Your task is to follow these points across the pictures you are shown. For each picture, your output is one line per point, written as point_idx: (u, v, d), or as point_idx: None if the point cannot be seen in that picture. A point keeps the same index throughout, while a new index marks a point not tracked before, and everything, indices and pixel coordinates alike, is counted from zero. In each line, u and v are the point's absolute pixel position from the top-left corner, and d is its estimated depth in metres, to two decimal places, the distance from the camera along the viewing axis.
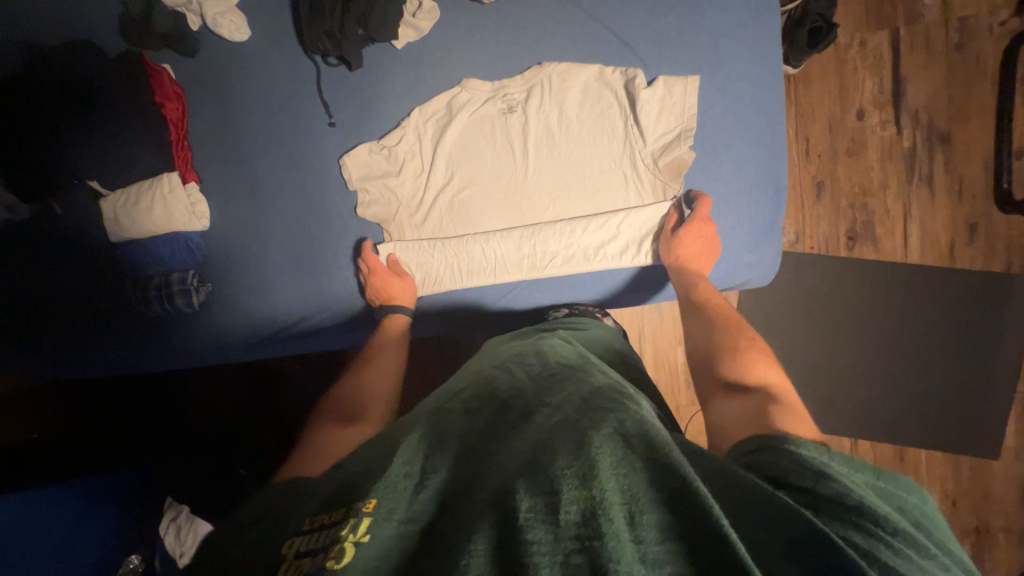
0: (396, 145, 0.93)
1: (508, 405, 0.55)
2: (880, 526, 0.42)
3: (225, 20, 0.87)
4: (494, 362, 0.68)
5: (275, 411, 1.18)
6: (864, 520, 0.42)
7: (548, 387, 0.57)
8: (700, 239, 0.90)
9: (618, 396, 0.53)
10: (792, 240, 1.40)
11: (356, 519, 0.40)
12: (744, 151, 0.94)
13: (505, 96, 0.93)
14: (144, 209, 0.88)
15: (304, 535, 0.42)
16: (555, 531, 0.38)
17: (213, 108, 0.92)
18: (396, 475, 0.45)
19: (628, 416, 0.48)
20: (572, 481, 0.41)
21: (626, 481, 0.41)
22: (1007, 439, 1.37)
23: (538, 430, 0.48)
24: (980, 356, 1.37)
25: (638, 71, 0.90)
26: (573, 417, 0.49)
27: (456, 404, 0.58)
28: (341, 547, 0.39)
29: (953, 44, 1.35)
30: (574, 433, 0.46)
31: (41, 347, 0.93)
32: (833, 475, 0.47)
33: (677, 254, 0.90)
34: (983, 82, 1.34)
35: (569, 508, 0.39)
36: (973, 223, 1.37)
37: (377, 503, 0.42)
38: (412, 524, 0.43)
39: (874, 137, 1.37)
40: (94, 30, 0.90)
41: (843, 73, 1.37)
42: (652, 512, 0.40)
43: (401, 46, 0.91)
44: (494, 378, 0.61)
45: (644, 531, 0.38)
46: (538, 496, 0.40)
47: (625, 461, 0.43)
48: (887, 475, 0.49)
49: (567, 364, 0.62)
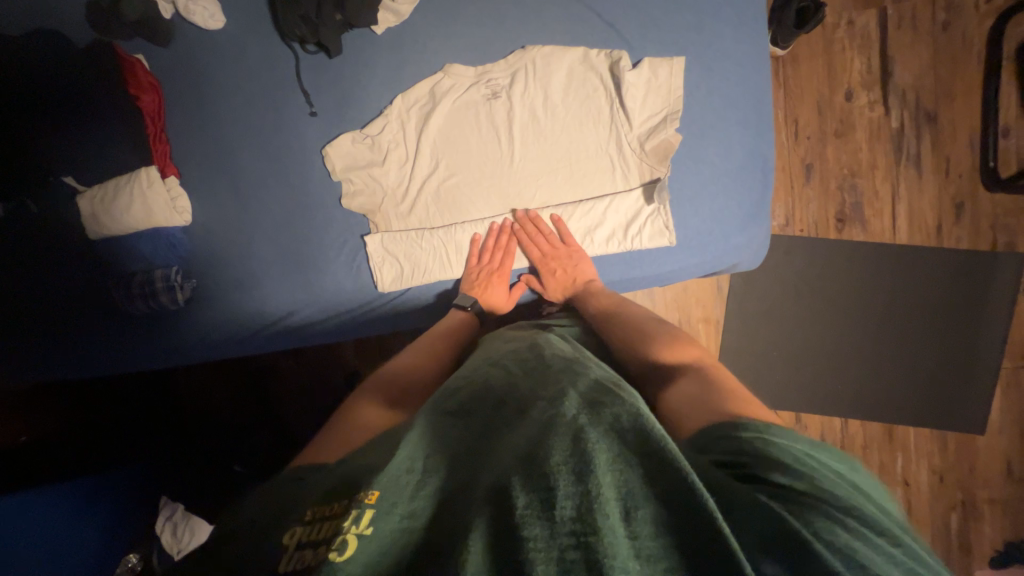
0: (379, 134, 0.91)
1: (506, 402, 0.54)
2: (833, 504, 0.43)
3: (197, 7, 0.85)
4: (492, 358, 0.67)
5: (268, 407, 1.19)
6: (819, 501, 0.43)
7: (545, 381, 0.55)
8: (559, 269, 0.93)
9: (615, 389, 0.52)
10: (782, 223, 1.40)
11: (357, 511, 0.40)
12: (730, 133, 0.93)
13: (489, 82, 0.91)
14: (123, 205, 0.86)
15: (306, 526, 0.41)
16: (552, 528, 0.38)
17: (190, 99, 0.90)
18: (396, 470, 0.44)
19: (624, 410, 0.47)
20: (569, 476, 0.40)
21: (621, 476, 0.41)
22: (992, 414, 1.40)
23: (535, 424, 0.47)
24: (966, 334, 1.39)
25: (623, 53, 0.89)
26: (569, 410, 0.47)
27: (451, 402, 0.57)
28: (344, 539, 0.38)
29: (939, 23, 1.34)
30: (571, 427, 0.45)
31: (27, 347, 0.91)
32: (808, 471, 0.47)
33: (547, 285, 0.94)
34: (969, 60, 1.34)
35: (565, 503, 0.39)
36: (960, 202, 1.38)
37: (379, 494, 0.41)
38: (411, 523, 0.41)
39: (862, 118, 1.37)
40: (62, 20, 0.87)
41: (831, 54, 1.36)
42: (646, 507, 0.40)
43: (381, 31, 0.89)
44: (490, 376, 0.60)
45: (639, 526, 0.39)
46: (535, 492, 0.40)
47: (621, 456, 0.43)
48: (822, 449, 0.51)
49: (563, 358, 0.61)
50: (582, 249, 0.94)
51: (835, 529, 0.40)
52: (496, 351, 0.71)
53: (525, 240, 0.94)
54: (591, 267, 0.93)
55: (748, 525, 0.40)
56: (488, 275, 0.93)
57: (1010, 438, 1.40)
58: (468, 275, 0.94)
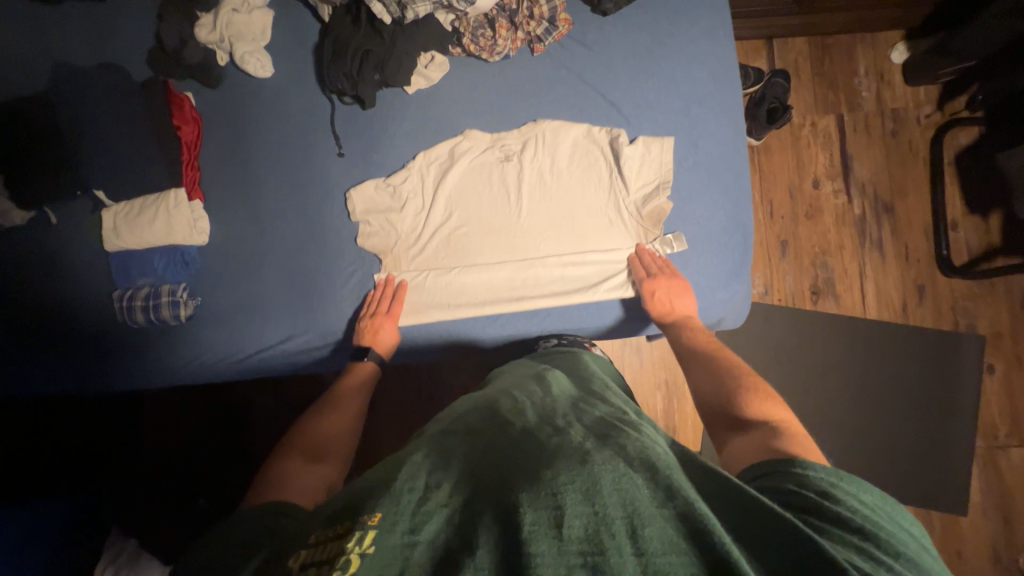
0: (401, 184, 0.99)
1: (512, 424, 0.57)
2: (880, 548, 0.46)
3: (253, 58, 0.95)
4: (501, 387, 0.70)
5: (240, 444, 1.15)
6: (869, 546, 0.46)
7: (552, 412, 0.60)
8: (662, 293, 0.97)
9: (623, 426, 0.56)
10: (761, 292, 1.50)
11: (362, 532, 0.41)
12: (715, 201, 1.03)
13: (503, 146, 1.02)
14: (145, 221, 0.91)
15: (312, 548, 0.43)
16: (560, 545, 0.40)
17: (226, 135, 0.99)
18: (400, 489, 0.46)
19: (630, 443, 0.51)
20: (575, 495, 0.43)
21: (626, 495, 0.44)
22: (973, 494, 1.41)
23: (544, 449, 0.51)
24: (940, 409, 1.44)
25: (622, 130, 1.02)
26: (576, 438, 0.52)
27: (457, 424, 0.60)
28: (347, 559, 0.39)
29: (889, 130, 1.56)
30: (576, 453, 0.49)
31: (33, 360, 0.93)
32: (836, 500, 0.50)
33: (655, 307, 0.97)
34: (916, 163, 1.54)
35: (573, 523, 0.41)
36: (920, 284, 1.51)
37: (381, 515, 0.43)
38: (414, 538, 0.42)
39: (828, 204, 1.53)
40: (126, 58, 0.97)
41: (798, 148, 1.56)
42: (654, 524, 0.41)
43: (412, 92, 1.01)
44: (499, 401, 0.64)
45: (647, 543, 0.40)
46: (542, 510, 0.42)
47: (627, 477, 0.46)
48: (890, 501, 0.53)
49: (571, 395, 0.66)
50: (686, 286, 0.98)
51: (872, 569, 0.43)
52: (509, 378, 0.74)
53: (638, 265, 1.00)
54: (689, 304, 0.98)
55: (767, 558, 0.42)
56: (377, 316, 0.94)
57: (993, 520, 1.40)
58: (359, 321, 0.95)
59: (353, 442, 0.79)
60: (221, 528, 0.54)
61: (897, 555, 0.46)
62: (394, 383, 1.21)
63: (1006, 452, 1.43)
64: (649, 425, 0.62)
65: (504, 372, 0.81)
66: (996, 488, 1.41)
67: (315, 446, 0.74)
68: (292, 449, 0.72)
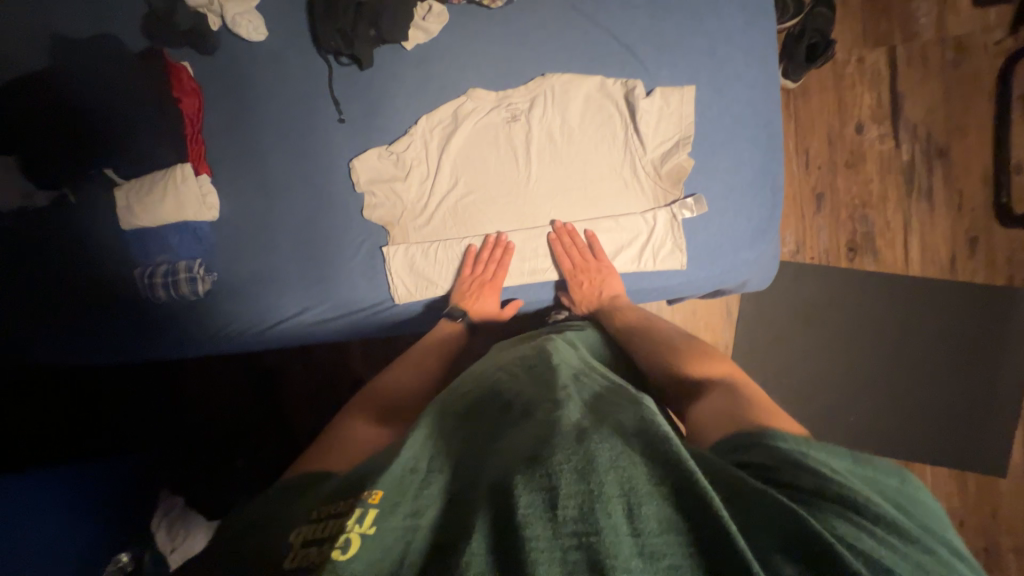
0: (404, 151, 0.95)
1: (511, 404, 0.56)
2: (864, 514, 0.44)
3: (244, 20, 0.92)
4: (503, 361, 0.69)
5: (270, 406, 1.21)
6: (852, 513, 0.44)
7: (551, 385, 0.58)
8: (589, 281, 0.94)
9: (623, 399, 0.54)
10: (792, 250, 1.41)
11: (361, 510, 0.43)
12: (740, 152, 0.95)
13: (509, 105, 0.96)
14: (156, 198, 0.91)
15: (312, 526, 0.45)
16: (554, 526, 0.40)
17: (227, 105, 0.96)
18: (400, 472, 0.47)
19: (629, 414, 0.50)
20: (571, 473, 0.43)
21: (623, 474, 0.43)
22: (1015, 456, 1.34)
23: (541, 424, 0.50)
24: (983, 369, 1.36)
25: (637, 82, 0.93)
26: (574, 413, 0.51)
27: (457, 402, 0.60)
28: (348, 539, 0.41)
29: (949, 61, 1.37)
30: (574, 429, 0.48)
31: (64, 333, 0.96)
32: (814, 469, 0.48)
33: (576, 297, 0.95)
34: (980, 98, 1.37)
35: (568, 502, 0.41)
36: (973, 236, 1.38)
37: (382, 495, 0.44)
38: (417, 520, 0.43)
39: (872, 150, 1.40)
40: (119, 27, 0.94)
41: (841, 88, 1.40)
42: (650, 504, 0.42)
43: (411, 48, 0.94)
44: (498, 378, 0.63)
45: (643, 523, 0.41)
46: (536, 491, 0.42)
47: (624, 454, 0.45)
48: (869, 458, 0.52)
49: (572, 366, 0.65)
50: (612, 263, 0.95)
51: (859, 537, 0.42)
52: (506, 354, 0.74)
53: (559, 248, 0.95)
54: (617, 282, 0.96)
55: (755, 529, 0.42)
56: (478, 283, 0.95)
57: None
58: (459, 285, 0.96)
59: (424, 396, 0.82)
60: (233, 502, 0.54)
61: (885, 520, 0.44)
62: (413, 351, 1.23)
63: None
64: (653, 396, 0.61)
65: (507, 346, 0.81)
66: None
67: (383, 409, 0.76)
68: (362, 410, 0.75)
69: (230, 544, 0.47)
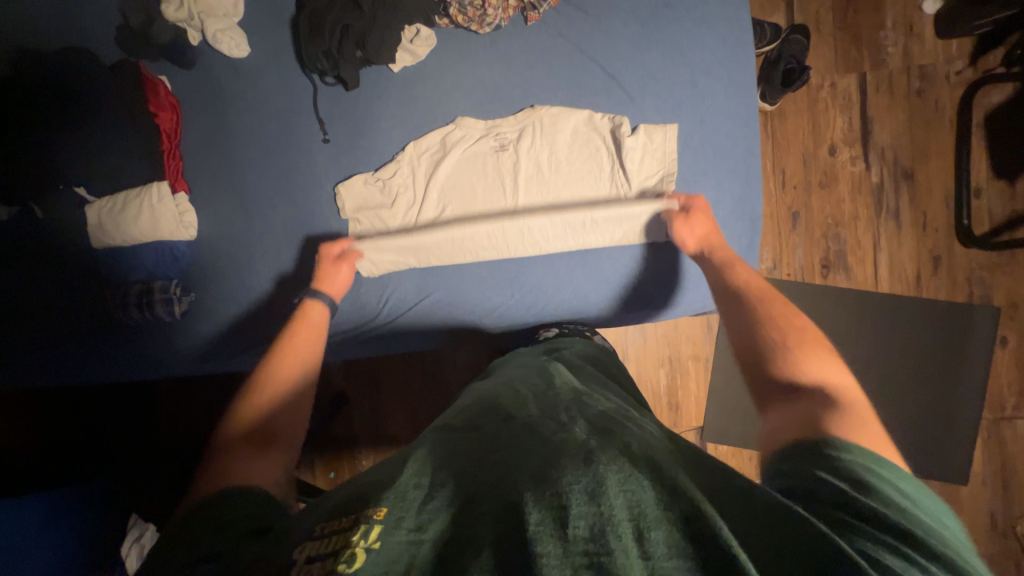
0: (391, 178, 0.95)
1: (512, 419, 0.56)
2: (916, 549, 0.42)
3: (225, 37, 0.89)
4: (503, 380, 0.69)
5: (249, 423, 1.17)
6: (905, 545, 0.42)
7: (552, 406, 0.58)
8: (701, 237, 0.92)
9: (625, 424, 0.55)
10: (770, 266, 1.46)
11: (367, 526, 0.42)
12: (721, 180, 0.98)
13: (498, 134, 0.96)
14: (129, 217, 0.88)
15: (315, 540, 0.43)
16: (565, 545, 0.39)
17: (208, 121, 0.94)
18: (405, 486, 0.46)
19: (632, 438, 0.51)
20: (580, 496, 0.42)
21: (632, 495, 0.43)
22: (975, 463, 1.41)
23: (548, 446, 0.50)
24: (947, 381, 1.42)
25: (624, 119, 0.95)
26: (579, 434, 0.51)
27: (459, 418, 0.59)
28: (353, 552, 0.40)
29: (914, 89, 1.44)
30: (581, 451, 0.48)
31: (27, 353, 0.91)
32: (870, 491, 0.47)
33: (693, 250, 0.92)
34: (943, 125, 1.44)
35: (578, 522, 0.40)
36: (936, 255, 1.45)
37: (388, 510, 0.43)
38: (421, 535, 0.42)
39: (844, 171, 1.45)
40: (94, 38, 0.92)
41: (815, 112, 1.46)
42: (659, 528, 0.40)
43: (398, 70, 0.94)
44: (500, 395, 0.63)
45: (652, 546, 0.39)
46: (546, 510, 0.41)
47: (632, 477, 0.45)
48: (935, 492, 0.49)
49: (573, 386, 0.65)
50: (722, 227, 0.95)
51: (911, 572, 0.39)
52: (505, 374, 0.72)
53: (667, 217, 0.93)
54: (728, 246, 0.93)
55: (784, 554, 0.40)
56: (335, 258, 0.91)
57: (991, 488, 1.41)
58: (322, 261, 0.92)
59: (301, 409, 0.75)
60: (205, 517, 0.52)
61: (939, 556, 0.41)
62: (401, 367, 1.24)
63: (1012, 423, 1.42)
64: (650, 421, 0.62)
65: (504, 364, 0.81)
66: (998, 457, 1.42)
67: (263, 432, 0.69)
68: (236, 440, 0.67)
69: (232, 555, 0.47)
